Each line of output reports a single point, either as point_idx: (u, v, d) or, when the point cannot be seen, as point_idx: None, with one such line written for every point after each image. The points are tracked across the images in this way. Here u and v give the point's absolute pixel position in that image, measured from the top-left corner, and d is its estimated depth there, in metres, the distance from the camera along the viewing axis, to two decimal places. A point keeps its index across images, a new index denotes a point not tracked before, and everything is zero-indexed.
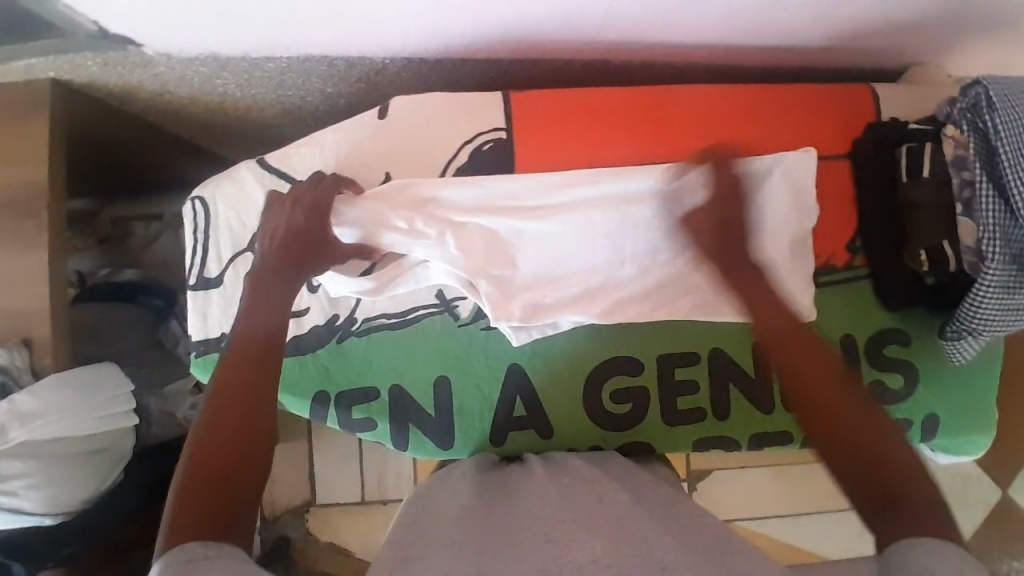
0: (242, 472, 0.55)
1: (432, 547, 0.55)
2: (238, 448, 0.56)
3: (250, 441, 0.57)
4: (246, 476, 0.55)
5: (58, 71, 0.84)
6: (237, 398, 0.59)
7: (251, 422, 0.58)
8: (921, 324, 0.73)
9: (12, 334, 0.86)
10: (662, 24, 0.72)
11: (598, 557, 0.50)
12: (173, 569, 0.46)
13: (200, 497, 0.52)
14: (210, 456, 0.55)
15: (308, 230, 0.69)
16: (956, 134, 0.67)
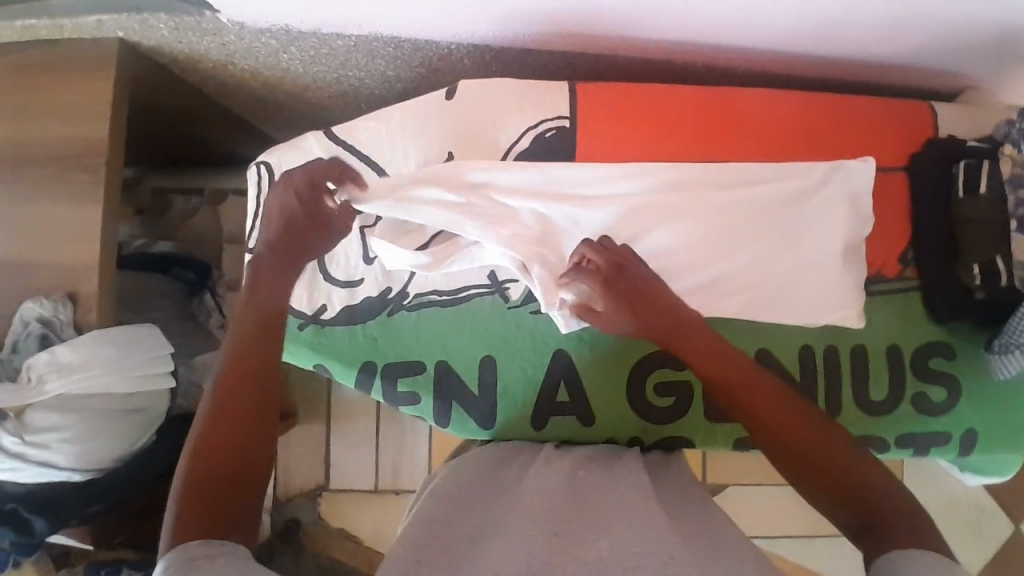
0: (247, 471, 0.57)
1: (469, 533, 0.55)
2: (243, 446, 0.58)
3: (254, 438, 0.58)
4: (250, 474, 0.57)
5: (128, 32, 0.84)
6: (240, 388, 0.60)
7: (255, 417, 0.59)
8: (967, 340, 0.75)
9: (60, 288, 0.86)
10: (739, 28, 0.72)
11: (603, 557, 0.49)
12: (177, 569, 0.48)
13: (204, 498, 0.54)
14: (214, 454, 0.56)
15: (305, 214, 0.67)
16: (1014, 153, 0.69)
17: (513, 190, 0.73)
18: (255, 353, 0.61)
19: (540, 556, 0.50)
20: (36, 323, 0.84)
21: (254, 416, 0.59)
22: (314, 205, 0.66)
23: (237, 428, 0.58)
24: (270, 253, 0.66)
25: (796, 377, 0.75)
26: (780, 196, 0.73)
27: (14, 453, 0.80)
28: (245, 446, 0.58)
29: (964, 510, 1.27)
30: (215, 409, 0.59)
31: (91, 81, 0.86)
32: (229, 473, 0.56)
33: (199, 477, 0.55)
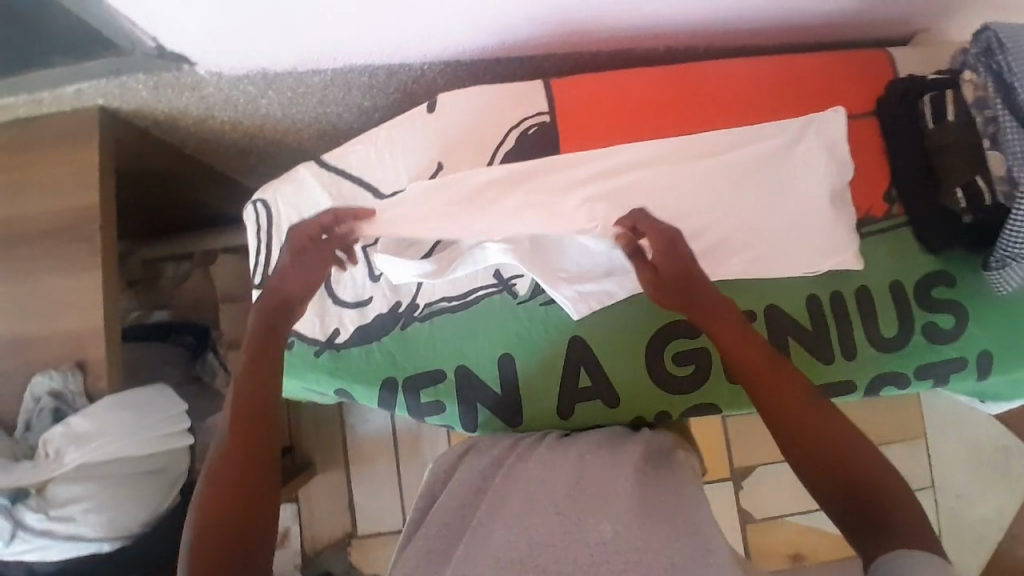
0: (253, 515, 0.57)
1: (512, 517, 0.55)
2: (244, 496, 0.58)
3: (255, 483, 0.58)
4: (257, 519, 0.57)
5: (107, 97, 0.85)
6: (246, 436, 0.60)
7: (256, 462, 0.59)
8: (963, 264, 0.77)
9: (67, 359, 0.86)
10: (697, 9, 0.76)
11: (618, 544, 0.51)
12: None
13: (212, 549, 0.55)
14: (219, 503, 0.57)
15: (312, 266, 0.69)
16: (973, 78, 0.71)
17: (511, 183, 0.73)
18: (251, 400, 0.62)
19: (541, 538, 0.53)
20: (48, 397, 0.82)
21: (255, 461, 0.59)
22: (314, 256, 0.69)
23: (239, 474, 0.58)
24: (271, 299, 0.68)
25: (807, 326, 0.77)
26: (761, 154, 0.76)
27: (39, 531, 0.77)
28: (249, 491, 0.58)
29: (990, 452, 1.28)
30: (218, 460, 0.59)
31: (76, 151, 0.88)
32: (234, 520, 0.56)
33: (205, 528, 0.56)
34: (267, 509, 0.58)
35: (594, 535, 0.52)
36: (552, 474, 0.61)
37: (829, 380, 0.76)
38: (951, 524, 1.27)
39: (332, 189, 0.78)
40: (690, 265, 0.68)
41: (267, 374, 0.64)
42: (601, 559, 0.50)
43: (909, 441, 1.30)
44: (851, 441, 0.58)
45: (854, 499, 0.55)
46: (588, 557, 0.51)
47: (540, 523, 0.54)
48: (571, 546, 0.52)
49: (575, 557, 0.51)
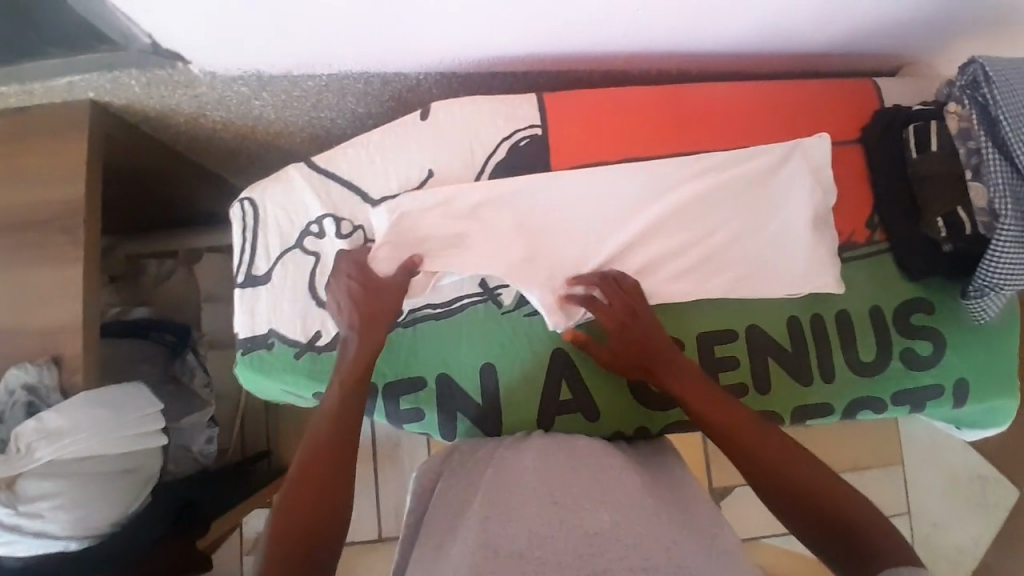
0: (324, 533, 0.62)
1: (498, 525, 0.56)
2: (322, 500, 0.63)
3: (334, 496, 0.63)
4: (326, 537, 0.62)
5: (98, 92, 0.85)
6: (330, 449, 0.65)
7: (334, 486, 0.64)
8: (942, 293, 0.79)
9: (44, 352, 0.85)
10: (689, 33, 0.77)
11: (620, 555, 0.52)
12: None
13: (284, 562, 0.60)
14: (295, 519, 0.62)
15: (372, 281, 0.71)
16: (958, 110, 0.73)
17: (501, 200, 0.75)
18: (337, 423, 0.66)
19: (532, 539, 0.54)
20: (21, 391, 0.81)
21: (332, 485, 0.64)
22: (366, 275, 0.71)
23: (323, 480, 0.64)
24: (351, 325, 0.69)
25: (787, 347, 0.77)
26: (749, 176, 0.77)
27: (6, 527, 0.75)
28: (324, 513, 0.63)
29: (968, 480, 1.30)
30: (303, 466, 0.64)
31: (65, 143, 0.87)
32: (307, 537, 0.61)
33: (281, 539, 0.61)
34: (335, 531, 0.63)
35: (594, 524, 0.55)
36: (536, 484, 0.61)
37: (808, 403, 0.77)
38: (926, 551, 1.28)
39: (321, 191, 0.78)
40: (649, 330, 0.72)
41: (359, 399, 0.68)
42: (600, 549, 0.53)
43: (887, 467, 1.30)
44: (828, 479, 0.63)
45: (835, 534, 0.61)
46: (586, 547, 0.53)
47: (528, 532, 0.55)
48: (567, 536, 0.54)
49: (574, 548, 0.53)
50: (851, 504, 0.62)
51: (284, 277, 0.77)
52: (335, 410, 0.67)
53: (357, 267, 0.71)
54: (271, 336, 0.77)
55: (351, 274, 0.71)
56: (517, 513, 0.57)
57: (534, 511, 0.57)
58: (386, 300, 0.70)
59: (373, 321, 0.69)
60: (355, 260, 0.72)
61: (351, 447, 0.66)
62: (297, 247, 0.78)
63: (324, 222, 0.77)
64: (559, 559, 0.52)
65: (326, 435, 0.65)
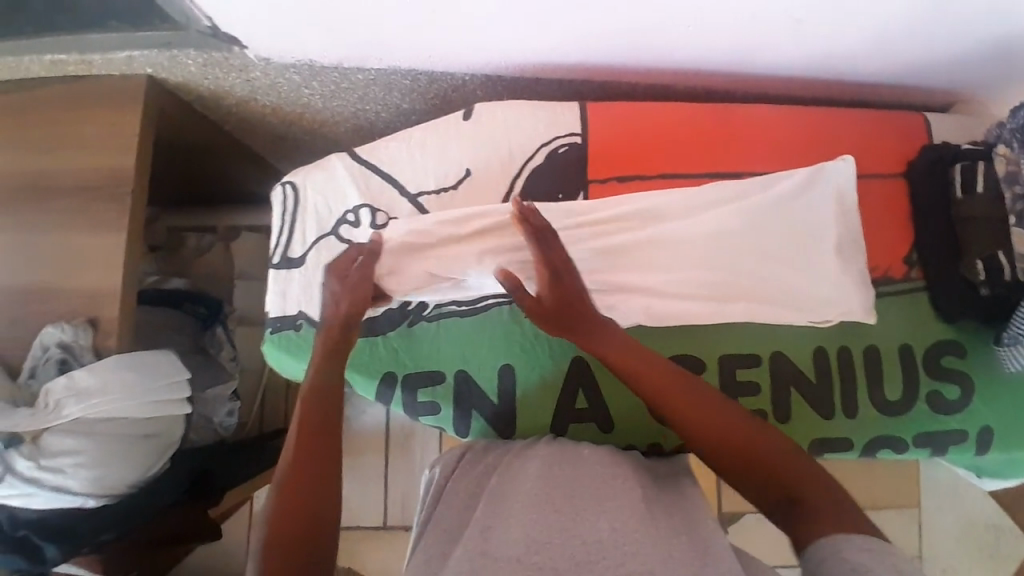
0: (317, 541, 0.59)
1: (500, 528, 0.57)
2: (316, 482, 0.62)
3: (325, 473, 0.62)
4: (318, 544, 0.59)
5: (156, 68, 0.88)
6: (314, 429, 0.65)
7: (320, 489, 0.61)
8: (976, 337, 0.77)
9: (81, 314, 0.87)
10: (737, 55, 0.77)
11: (623, 561, 0.53)
12: None
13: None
14: (283, 529, 0.58)
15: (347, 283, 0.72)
16: (1007, 153, 0.71)
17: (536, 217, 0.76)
18: (312, 423, 0.65)
19: (535, 540, 0.55)
20: (56, 348, 0.84)
21: (317, 488, 0.61)
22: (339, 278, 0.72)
23: (311, 460, 0.63)
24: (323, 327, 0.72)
25: (813, 379, 0.77)
26: (785, 200, 0.76)
27: (27, 479, 0.78)
28: (313, 506, 0.60)
29: (984, 530, 1.27)
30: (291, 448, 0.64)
31: (119, 115, 0.90)
32: (297, 548, 0.58)
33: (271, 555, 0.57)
34: (328, 536, 0.60)
35: (592, 532, 0.56)
36: (542, 490, 0.62)
37: (827, 436, 0.76)
38: None
39: (360, 181, 0.79)
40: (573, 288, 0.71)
41: (332, 402, 0.67)
42: (599, 557, 0.54)
43: (902, 510, 1.28)
44: (770, 441, 0.61)
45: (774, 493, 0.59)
46: (585, 554, 0.54)
47: (528, 535, 0.56)
48: (565, 544, 0.55)
49: (573, 555, 0.54)
50: (797, 467, 0.59)
51: (317, 262, 0.79)
52: (309, 410, 0.66)
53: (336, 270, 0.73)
54: (300, 318, 0.78)
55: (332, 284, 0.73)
56: (516, 519, 0.58)
57: (533, 517, 0.58)
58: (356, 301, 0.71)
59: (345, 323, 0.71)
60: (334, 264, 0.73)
61: (333, 421, 0.66)
62: (332, 234, 0.79)
63: (360, 211, 0.79)
64: (557, 565, 0.53)
65: (303, 432, 0.65)
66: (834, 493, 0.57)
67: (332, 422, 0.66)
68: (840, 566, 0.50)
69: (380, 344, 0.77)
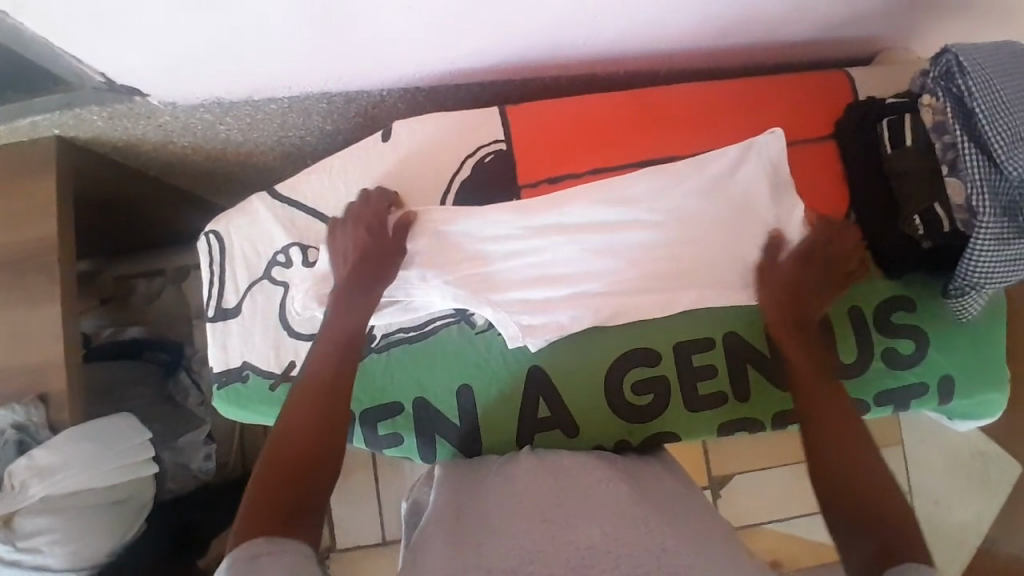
0: (308, 486, 0.60)
1: (487, 538, 0.56)
2: (316, 435, 0.63)
3: (326, 433, 0.64)
4: (307, 493, 0.59)
5: (62, 128, 0.85)
6: (321, 389, 0.66)
7: (319, 443, 0.63)
8: (923, 289, 0.78)
9: (29, 391, 0.85)
10: (652, 34, 0.75)
11: (619, 564, 0.51)
12: (240, 559, 0.51)
13: (264, 513, 0.56)
14: (278, 471, 0.60)
15: (374, 242, 0.71)
16: (932, 102, 0.72)
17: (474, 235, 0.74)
18: (325, 384, 0.67)
19: (529, 549, 0.53)
20: (10, 430, 0.81)
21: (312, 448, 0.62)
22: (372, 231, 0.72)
23: (316, 416, 0.64)
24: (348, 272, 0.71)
25: (766, 353, 0.77)
26: (721, 178, 0.75)
27: (8, 561, 0.77)
28: (312, 461, 0.62)
29: (968, 456, 1.29)
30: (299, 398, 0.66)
31: (35, 181, 0.87)
32: (284, 493, 0.58)
33: (262, 493, 0.58)
34: (316, 486, 0.60)
35: (585, 539, 0.54)
36: (516, 506, 0.61)
37: (787, 408, 0.77)
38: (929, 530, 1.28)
39: (286, 222, 0.77)
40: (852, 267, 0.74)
41: (340, 383, 0.67)
42: (595, 561, 0.52)
43: (886, 449, 1.31)
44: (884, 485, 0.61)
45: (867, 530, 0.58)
46: (580, 559, 0.52)
47: (521, 546, 0.53)
48: (559, 550, 0.53)
49: (568, 559, 0.51)
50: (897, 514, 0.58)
51: (255, 309, 0.77)
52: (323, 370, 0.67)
53: (368, 218, 0.73)
54: (245, 368, 0.77)
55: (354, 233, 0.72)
56: (500, 534, 0.56)
57: (522, 529, 0.56)
58: (378, 261, 0.71)
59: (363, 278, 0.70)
60: (374, 214, 0.73)
61: (345, 386, 0.67)
62: (265, 278, 0.77)
63: (290, 250, 0.77)
64: (553, 571, 0.50)
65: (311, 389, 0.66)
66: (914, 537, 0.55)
67: (343, 386, 0.67)
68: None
69: None
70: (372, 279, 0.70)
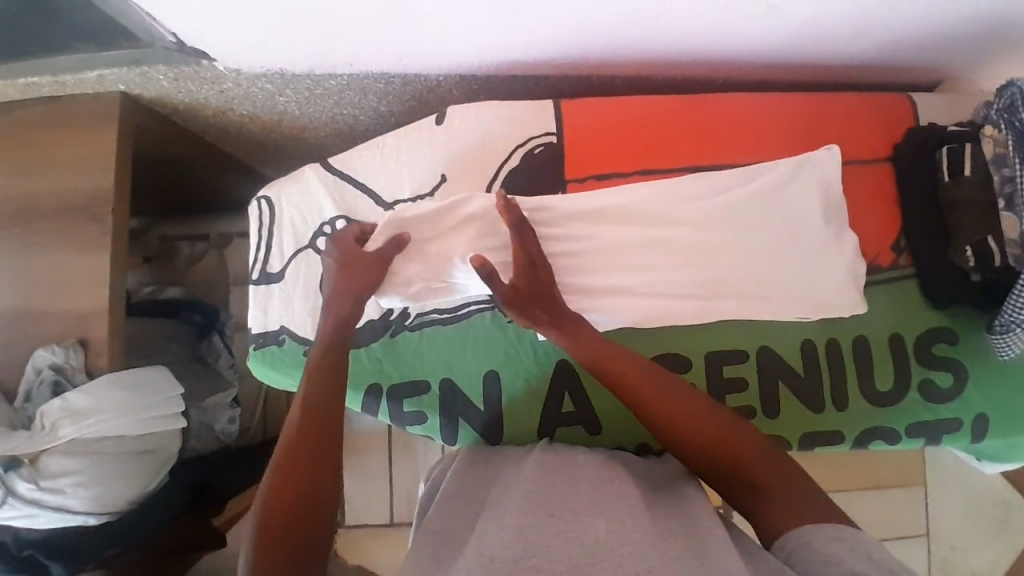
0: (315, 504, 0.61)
1: (499, 525, 0.57)
2: (317, 446, 0.63)
3: (329, 442, 0.64)
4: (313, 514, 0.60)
5: (128, 85, 0.87)
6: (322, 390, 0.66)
7: (323, 453, 0.63)
8: (967, 324, 0.76)
9: (71, 335, 0.88)
10: (714, 42, 0.75)
11: (623, 564, 0.51)
12: None
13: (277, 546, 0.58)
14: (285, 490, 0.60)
15: (353, 264, 0.71)
16: (994, 134, 0.70)
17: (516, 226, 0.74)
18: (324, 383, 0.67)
19: (533, 540, 0.54)
20: (49, 370, 0.85)
21: (315, 470, 0.62)
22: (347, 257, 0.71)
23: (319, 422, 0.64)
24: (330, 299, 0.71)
25: (799, 371, 0.75)
26: (769, 191, 0.75)
27: (27, 500, 0.79)
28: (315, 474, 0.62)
29: (991, 506, 1.26)
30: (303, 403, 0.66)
31: (97, 133, 0.90)
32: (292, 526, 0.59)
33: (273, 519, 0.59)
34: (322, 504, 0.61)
35: (589, 536, 0.54)
36: (531, 496, 0.61)
37: (817, 429, 0.75)
38: (942, 575, 1.25)
39: (336, 194, 0.79)
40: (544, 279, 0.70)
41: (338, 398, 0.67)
42: (598, 560, 0.52)
43: (907, 487, 1.28)
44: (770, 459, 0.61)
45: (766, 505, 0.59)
46: (581, 556, 0.52)
47: (527, 538, 0.54)
48: (562, 545, 0.53)
49: (570, 557, 0.52)
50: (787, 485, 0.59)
51: (297, 276, 0.79)
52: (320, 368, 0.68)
53: (343, 245, 0.72)
54: (282, 333, 0.78)
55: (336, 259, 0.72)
56: (507, 521, 0.57)
57: (530, 520, 0.56)
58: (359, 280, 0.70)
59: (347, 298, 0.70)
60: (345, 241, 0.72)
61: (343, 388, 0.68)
62: (310, 247, 0.79)
63: (337, 222, 0.78)
64: (554, 567, 0.51)
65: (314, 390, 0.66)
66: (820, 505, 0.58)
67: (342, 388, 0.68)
68: (813, 557, 0.53)
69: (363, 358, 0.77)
70: (354, 296, 0.70)
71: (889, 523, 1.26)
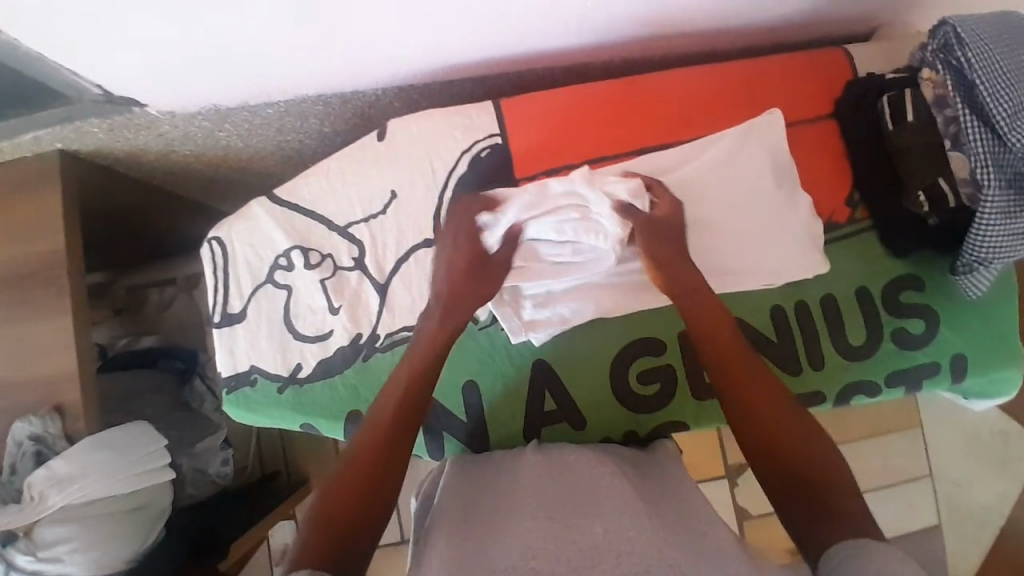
0: (383, 483, 0.59)
1: (494, 537, 0.56)
2: (402, 434, 0.62)
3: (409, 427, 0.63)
4: (375, 489, 0.59)
5: (65, 142, 0.86)
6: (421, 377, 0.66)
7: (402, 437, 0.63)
8: (930, 268, 0.77)
9: (44, 404, 0.86)
10: (645, 20, 0.74)
11: (621, 561, 0.50)
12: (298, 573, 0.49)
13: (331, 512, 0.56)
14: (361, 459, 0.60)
15: (477, 254, 0.70)
16: (932, 76, 0.70)
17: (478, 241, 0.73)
18: (418, 373, 0.67)
19: (533, 544, 0.53)
20: (28, 441, 0.83)
21: (392, 456, 0.61)
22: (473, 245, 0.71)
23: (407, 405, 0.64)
24: (450, 286, 0.70)
25: (773, 338, 0.75)
26: (718, 163, 0.74)
27: (29, 571, 0.78)
28: (390, 454, 0.61)
29: (989, 436, 1.27)
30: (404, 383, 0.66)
31: (42, 195, 0.89)
32: (353, 500, 0.57)
33: (336, 489, 0.58)
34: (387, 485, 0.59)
35: (586, 538, 0.53)
36: (522, 505, 0.60)
37: (799, 393, 0.75)
38: (949, 511, 1.26)
39: (288, 225, 0.78)
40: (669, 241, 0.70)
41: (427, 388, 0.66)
42: (596, 561, 0.51)
43: (904, 429, 1.29)
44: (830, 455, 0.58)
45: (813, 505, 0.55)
46: (581, 558, 0.51)
47: (526, 543, 0.53)
48: (562, 548, 0.52)
49: (568, 559, 0.51)
50: (833, 476, 0.57)
51: (260, 313, 0.78)
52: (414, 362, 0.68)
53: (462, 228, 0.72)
54: (252, 373, 0.77)
55: (455, 242, 0.72)
56: (502, 533, 0.56)
57: (528, 525, 0.56)
58: (481, 272, 0.70)
59: (475, 289, 0.70)
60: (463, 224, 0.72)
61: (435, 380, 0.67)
62: (269, 282, 0.78)
63: (292, 254, 0.78)
64: (554, 569, 0.50)
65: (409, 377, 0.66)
66: (861, 500, 0.54)
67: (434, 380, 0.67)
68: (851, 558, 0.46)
69: (338, 386, 0.76)
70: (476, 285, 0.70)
71: (891, 468, 1.28)
